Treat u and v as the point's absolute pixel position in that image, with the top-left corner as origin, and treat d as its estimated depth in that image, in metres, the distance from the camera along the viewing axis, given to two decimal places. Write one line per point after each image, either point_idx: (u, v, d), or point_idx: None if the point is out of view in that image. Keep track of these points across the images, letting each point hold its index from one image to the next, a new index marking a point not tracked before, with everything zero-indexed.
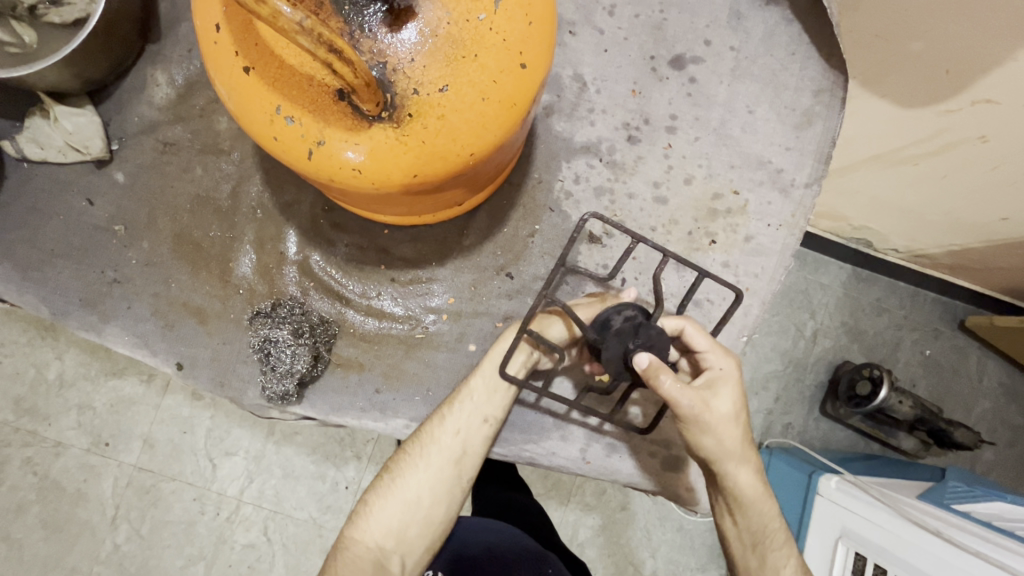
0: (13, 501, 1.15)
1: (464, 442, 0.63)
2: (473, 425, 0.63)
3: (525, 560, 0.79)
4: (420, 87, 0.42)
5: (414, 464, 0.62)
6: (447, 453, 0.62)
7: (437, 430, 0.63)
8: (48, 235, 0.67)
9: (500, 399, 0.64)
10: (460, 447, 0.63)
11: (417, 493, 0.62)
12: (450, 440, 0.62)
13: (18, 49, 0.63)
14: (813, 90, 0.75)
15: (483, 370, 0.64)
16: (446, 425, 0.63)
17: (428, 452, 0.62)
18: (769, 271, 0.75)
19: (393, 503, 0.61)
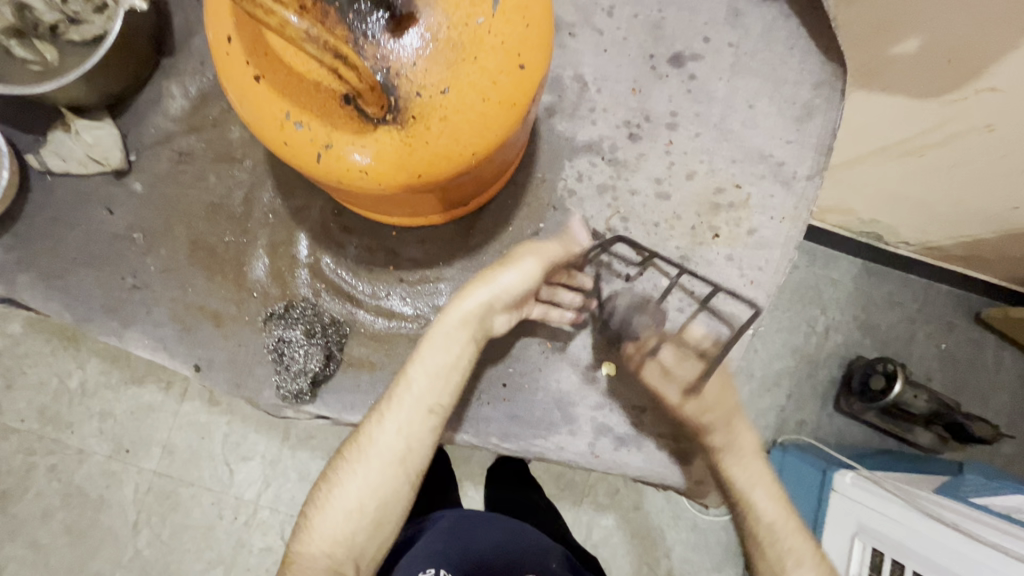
0: (39, 507, 1.19)
1: (405, 440, 0.64)
2: (413, 419, 0.64)
3: (532, 555, 0.80)
4: (423, 90, 0.44)
5: (353, 469, 0.64)
6: (388, 455, 0.63)
7: (376, 432, 0.64)
8: (70, 244, 0.70)
9: (438, 388, 0.65)
10: (400, 446, 0.63)
11: (359, 501, 0.63)
12: (388, 440, 0.63)
13: (41, 67, 0.66)
14: (812, 83, 0.76)
15: (422, 360, 0.65)
16: (384, 425, 0.64)
17: (368, 456, 0.64)
18: (773, 264, 0.76)
19: (336, 513, 0.63)
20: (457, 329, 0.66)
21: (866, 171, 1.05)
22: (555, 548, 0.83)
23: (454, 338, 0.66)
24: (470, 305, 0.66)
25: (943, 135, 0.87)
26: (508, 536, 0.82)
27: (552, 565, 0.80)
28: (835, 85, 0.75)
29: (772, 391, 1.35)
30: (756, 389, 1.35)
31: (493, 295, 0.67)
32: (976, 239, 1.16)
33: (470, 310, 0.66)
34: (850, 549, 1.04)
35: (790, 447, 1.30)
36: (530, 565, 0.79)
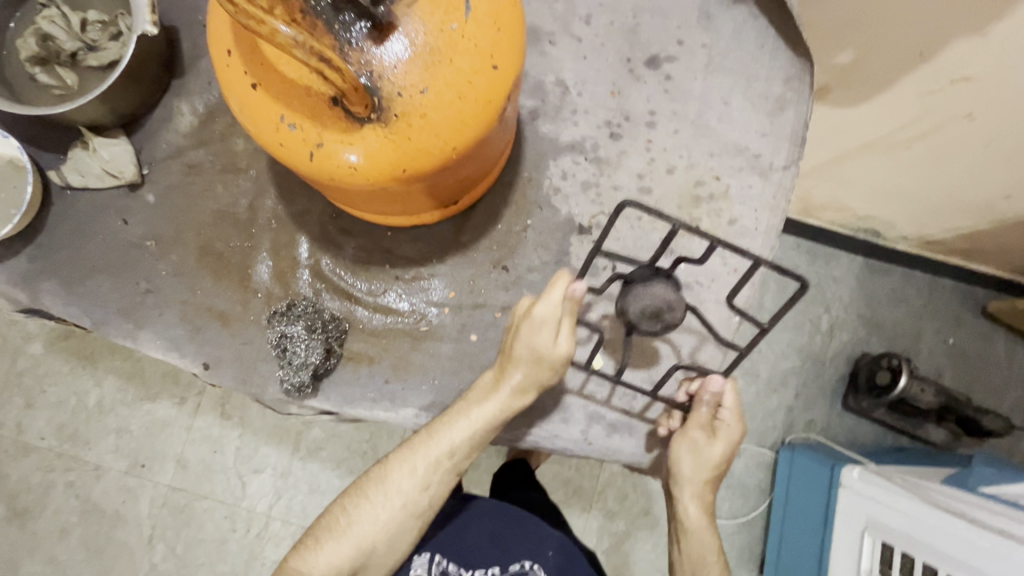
0: (58, 523, 1.23)
1: (429, 497, 0.71)
2: (440, 481, 0.71)
3: (526, 543, 0.85)
4: (403, 91, 0.48)
5: (370, 506, 0.71)
6: (408, 505, 0.71)
7: (402, 482, 0.71)
8: (88, 252, 0.75)
9: (466, 454, 0.71)
10: (423, 500, 0.71)
11: (371, 539, 0.70)
12: (414, 494, 0.70)
13: (62, 91, 0.72)
14: (782, 78, 0.80)
15: (461, 427, 0.69)
16: (409, 477, 0.70)
17: (391, 501, 0.71)
18: (755, 251, 0.79)
19: (347, 545, 0.70)
20: (488, 417, 0.69)
21: (855, 167, 1.07)
22: (552, 535, 0.86)
23: (489, 421, 0.69)
24: (499, 398, 0.69)
25: (922, 126, 0.90)
26: (503, 525, 0.86)
27: (546, 553, 0.85)
28: (804, 78, 0.79)
29: (778, 391, 1.36)
30: (760, 389, 1.35)
31: (518, 390, 0.69)
32: (971, 231, 1.17)
33: (504, 406, 0.69)
34: (861, 544, 1.06)
35: (799, 446, 1.30)
36: (525, 552, 0.84)
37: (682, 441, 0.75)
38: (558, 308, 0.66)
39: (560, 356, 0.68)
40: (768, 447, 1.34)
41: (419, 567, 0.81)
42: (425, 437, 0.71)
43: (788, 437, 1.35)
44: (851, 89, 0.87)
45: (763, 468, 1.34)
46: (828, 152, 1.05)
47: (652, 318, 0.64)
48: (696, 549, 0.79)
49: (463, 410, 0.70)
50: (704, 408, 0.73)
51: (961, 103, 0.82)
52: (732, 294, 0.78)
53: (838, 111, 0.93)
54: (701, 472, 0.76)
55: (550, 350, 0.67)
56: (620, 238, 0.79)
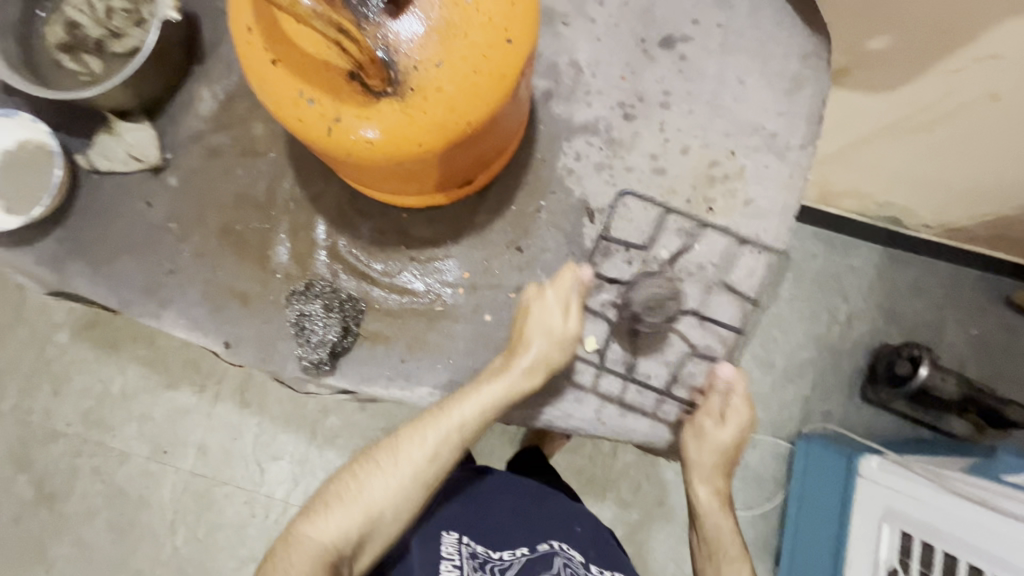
0: (85, 506, 1.27)
1: (436, 469, 0.71)
2: (448, 455, 0.71)
3: (554, 520, 0.86)
4: (419, 64, 0.49)
5: (380, 474, 0.71)
6: (417, 475, 0.71)
7: (412, 452, 0.71)
8: (113, 234, 0.77)
9: (475, 430, 0.71)
10: (433, 472, 0.71)
11: (378, 507, 0.70)
12: (422, 464, 0.70)
13: (88, 77, 0.74)
14: (799, 56, 0.79)
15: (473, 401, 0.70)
16: (420, 449, 0.71)
17: (401, 472, 0.71)
18: (771, 232, 0.78)
19: (355, 511, 0.69)
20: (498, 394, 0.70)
21: (875, 151, 1.06)
22: (579, 511, 0.89)
23: (500, 399, 0.70)
24: (511, 376, 0.70)
25: (944, 107, 0.88)
26: (528, 503, 0.87)
27: (575, 529, 0.87)
28: (821, 56, 0.79)
29: (795, 381, 1.34)
30: (777, 380, 1.34)
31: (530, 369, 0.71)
32: (996, 218, 1.15)
33: (515, 380, 0.70)
34: (880, 533, 1.06)
35: (815, 438, 1.28)
36: (552, 531, 0.85)
37: (688, 427, 0.76)
38: (561, 299, 0.73)
39: (571, 335, 0.73)
40: (785, 437, 1.33)
41: (449, 546, 0.80)
42: (437, 412, 0.71)
43: (803, 429, 1.33)
44: (869, 70, 0.86)
45: (780, 459, 1.33)
46: (847, 136, 1.03)
47: (654, 308, 0.73)
48: (711, 532, 0.81)
49: (474, 387, 0.71)
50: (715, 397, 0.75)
51: (985, 81, 0.81)
52: (748, 276, 0.78)
53: (856, 92, 0.92)
54: (710, 457, 0.76)
55: (562, 333, 0.72)
56: (636, 232, 0.79)
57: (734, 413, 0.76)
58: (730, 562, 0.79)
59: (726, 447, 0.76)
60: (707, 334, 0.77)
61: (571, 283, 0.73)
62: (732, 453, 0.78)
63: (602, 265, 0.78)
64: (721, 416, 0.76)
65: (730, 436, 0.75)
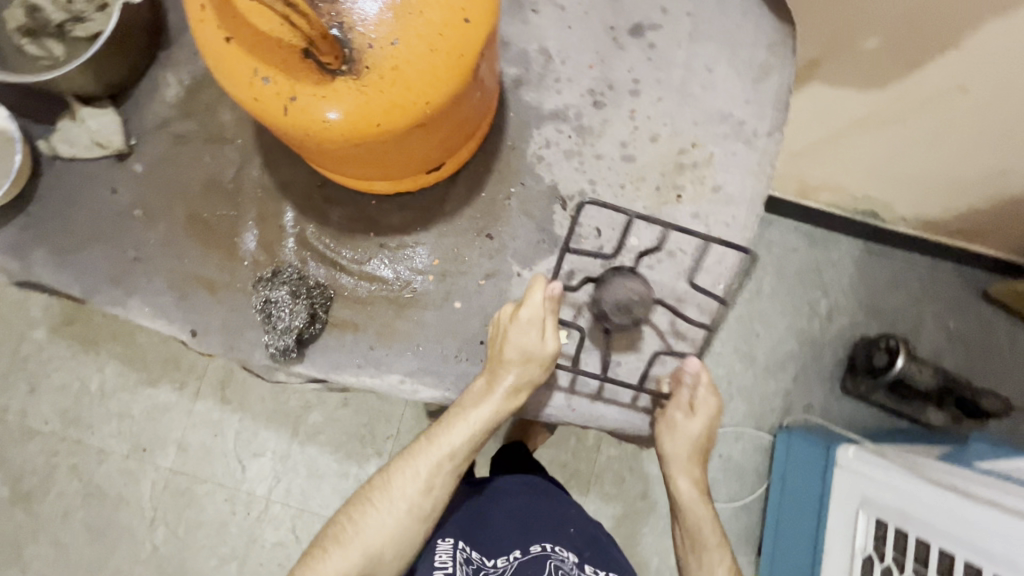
0: (61, 506, 1.25)
1: (432, 500, 0.73)
2: (442, 484, 0.73)
3: (548, 524, 0.86)
4: (374, 42, 0.49)
5: (376, 513, 0.72)
6: (413, 509, 0.72)
7: (405, 486, 0.72)
8: (78, 223, 0.76)
9: (466, 455, 0.73)
10: (427, 504, 0.72)
11: (377, 548, 0.70)
12: (418, 497, 0.72)
13: (50, 62, 0.73)
14: (766, 44, 0.79)
15: (461, 429, 0.71)
16: (413, 482, 0.72)
17: (397, 507, 0.72)
18: (740, 220, 0.78)
19: (353, 554, 0.70)
20: (485, 423, 0.71)
21: (847, 145, 1.07)
22: (572, 512, 0.89)
23: (486, 422, 0.71)
24: (494, 405, 0.71)
25: (912, 98, 0.89)
26: (523, 505, 0.88)
27: (569, 531, 0.86)
28: (788, 44, 0.79)
29: (773, 374, 1.35)
30: (757, 372, 1.35)
31: (516, 398, 0.71)
32: (966, 210, 1.16)
33: (501, 408, 0.71)
34: (857, 522, 1.08)
35: (795, 429, 1.30)
36: (546, 534, 0.85)
37: (663, 418, 0.77)
38: (535, 315, 0.70)
39: (548, 356, 0.71)
40: (764, 429, 1.34)
41: (443, 553, 0.79)
42: (427, 442, 0.74)
43: (783, 421, 1.34)
44: (836, 62, 0.87)
45: (760, 451, 1.34)
46: (818, 130, 1.05)
47: (624, 309, 0.72)
48: (692, 521, 0.80)
49: (459, 414, 0.72)
50: (683, 390, 0.76)
51: (947, 72, 0.82)
52: (717, 263, 0.78)
53: (827, 85, 0.93)
54: (685, 448, 0.77)
55: (536, 350, 0.70)
56: (608, 222, 0.79)
57: (703, 406, 0.77)
58: (710, 550, 0.79)
59: (698, 439, 0.78)
60: (675, 322, 0.78)
61: (542, 301, 0.71)
62: (704, 442, 0.79)
63: (576, 261, 0.78)
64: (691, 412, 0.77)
65: (701, 423, 0.76)
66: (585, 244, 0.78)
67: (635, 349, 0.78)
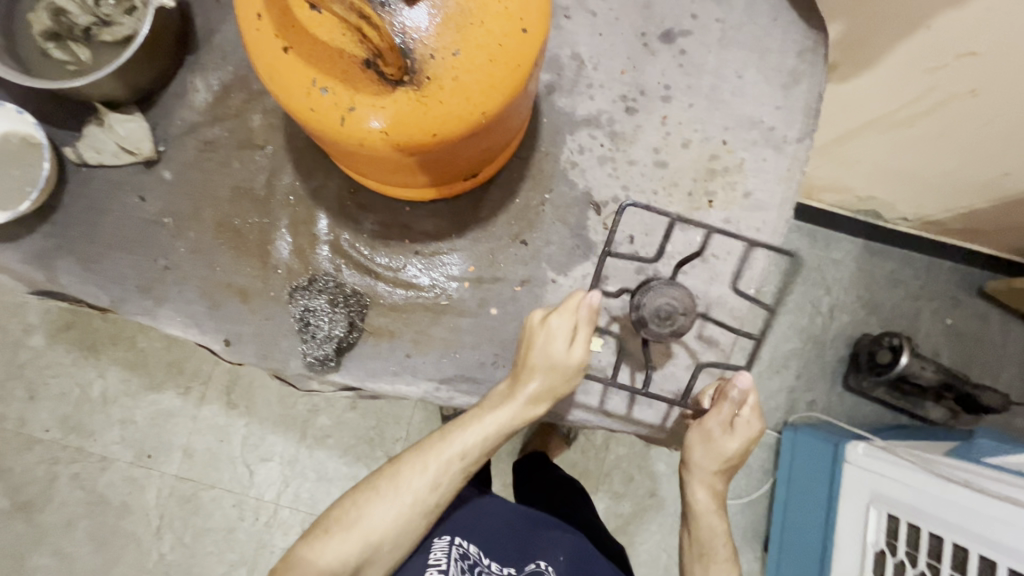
0: (64, 515, 1.22)
1: (438, 497, 0.71)
2: (451, 482, 0.72)
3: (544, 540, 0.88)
4: (435, 53, 0.49)
5: (381, 503, 0.71)
6: (419, 503, 0.71)
7: (413, 481, 0.71)
8: (104, 230, 0.74)
9: (478, 458, 0.71)
10: (432, 501, 0.71)
11: (377, 535, 0.70)
12: (425, 493, 0.70)
13: (76, 67, 0.72)
14: (796, 51, 0.80)
15: (475, 430, 0.70)
16: (422, 478, 0.71)
17: (402, 499, 0.71)
18: (770, 225, 0.79)
19: (353, 539, 0.70)
20: (502, 424, 0.70)
21: (862, 147, 1.09)
22: (568, 536, 0.90)
23: (502, 426, 0.70)
24: (511, 408, 0.69)
25: (931, 103, 0.91)
26: (520, 520, 0.90)
27: (560, 556, 0.85)
28: (818, 51, 0.80)
29: (781, 373, 1.37)
30: (764, 371, 1.37)
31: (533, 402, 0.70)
32: (973, 211, 1.19)
33: (517, 413, 0.70)
34: (867, 516, 1.09)
35: (801, 426, 1.32)
36: (540, 551, 0.86)
37: (700, 426, 0.75)
38: (568, 324, 0.68)
39: (575, 364, 0.69)
40: (772, 427, 1.36)
41: (439, 550, 0.81)
42: (440, 438, 0.72)
43: (788, 418, 1.37)
44: (860, 67, 0.88)
45: (767, 448, 1.37)
46: (832, 132, 1.07)
47: (664, 319, 0.67)
48: (705, 533, 0.79)
49: (477, 415, 0.70)
50: (726, 405, 0.73)
51: (968, 80, 0.84)
52: (748, 267, 0.79)
53: (847, 87, 0.94)
54: (715, 463, 0.75)
55: (563, 362, 0.69)
56: (639, 226, 0.79)
57: (743, 426, 0.74)
58: (720, 562, 0.79)
59: (729, 460, 0.75)
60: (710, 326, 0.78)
61: (580, 308, 0.68)
62: (736, 462, 0.76)
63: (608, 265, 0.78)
64: (727, 431, 0.74)
65: (740, 442, 0.74)
66: (618, 251, 0.78)
67: (671, 356, 0.78)
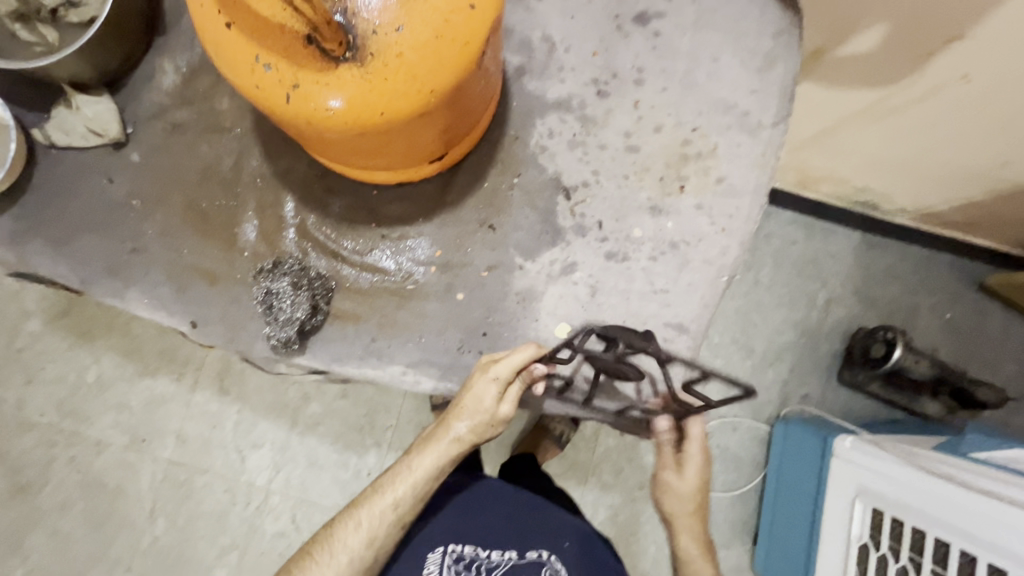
0: (60, 497, 1.24)
1: (375, 549, 0.75)
2: (386, 534, 0.75)
3: (542, 528, 0.89)
4: (378, 28, 0.48)
5: (321, 566, 0.74)
6: (355, 558, 0.74)
7: (348, 540, 0.74)
8: (74, 212, 0.75)
9: (410, 507, 0.75)
10: (369, 555, 0.75)
11: None
12: (360, 550, 0.74)
13: (44, 48, 0.72)
14: (771, 33, 0.79)
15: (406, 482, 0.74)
16: (357, 534, 0.74)
17: (339, 559, 0.74)
18: (744, 211, 0.77)
19: None
20: (430, 471, 0.74)
21: (851, 137, 1.06)
22: (569, 524, 0.90)
23: (430, 470, 0.74)
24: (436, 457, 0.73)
25: (919, 89, 0.89)
26: (518, 510, 0.89)
27: (563, 544, 0.88)
28: (794, 34, 0.78)
29: (773, 366, 1.35)
30: (755, 363, 1.35)
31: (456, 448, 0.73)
32: (969, 201, 1.16)
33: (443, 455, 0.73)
34: (852, 511, 1.08)
35: (793, 419, 1.30)
36: (540, 542, 0.87)
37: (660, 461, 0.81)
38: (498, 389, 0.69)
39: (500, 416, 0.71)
40: (761, 420, 1.35)
41: (432, 562, 0.84)
42: (372, 491, 0.76)
43: (781, 411, 1.35)
44: (844, 51, 0.86)
45: (757, 442, 1.35)
46: (822, 121, 1.04)
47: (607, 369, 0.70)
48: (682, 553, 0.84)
49: (407, 463, 0.75)
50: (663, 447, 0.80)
51: (956, 66, 0.82)
52: (720, 254, 0.77)
53: (832, 74, 0.92)
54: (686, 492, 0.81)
55: (489, 413, 0.70)
56: (607, 213, 0.78)
57: (693, 461, 0.79)
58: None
59: (693, 492, 0.81)
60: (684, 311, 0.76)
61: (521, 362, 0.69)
62: (701, 492, 0.82)
63: (578, 250, 0.77)
64: (678, 467, 0.81)
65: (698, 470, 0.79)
66: (588, 235, 0.78)
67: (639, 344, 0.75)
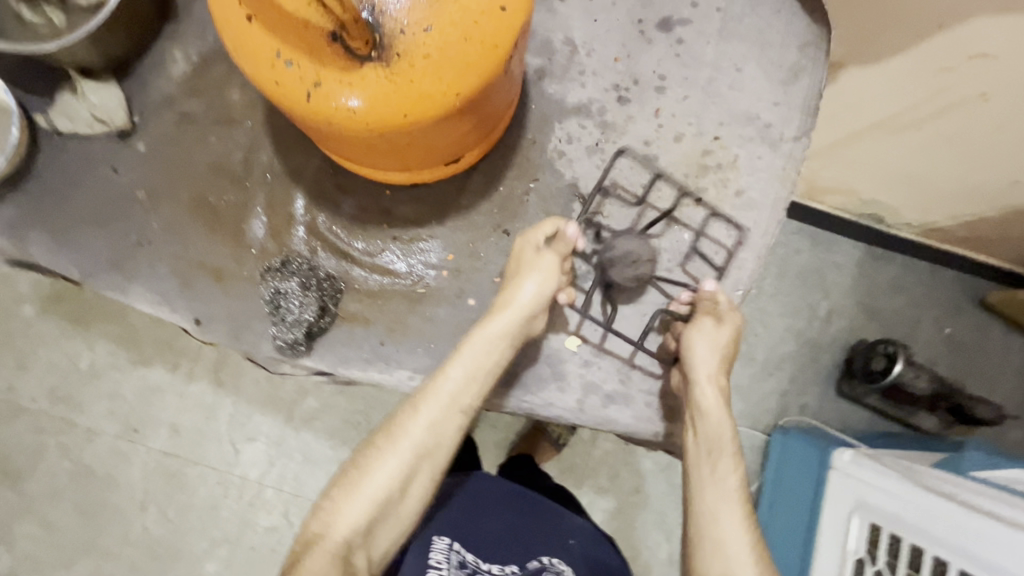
0: (50, 485, 1.22)
1: (439, 438, 0.66)
2: (450, 423, 0.66)
3: (548, 535, 0.85)
4: (406, 28, 0.47)
5: (382, 456, 0.65)
6: (416, 445, 0.65)
7: (408, 425, 0.65)
8: (76, 202, 0.72)
9: (469, 392, 0.67)
10: (432, 442, 0.65)
11: (382, 490, 0.63)
12: (422, 434, 0.65)
13: (49, 32, 0.70)
14: (798, 45, 0.77)
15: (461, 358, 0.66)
16: (417, 420, 0.66)
17: (401, 447, 0.64)
18: (762, 225, 0.76)
19: (362, 500, 0.63)
20: (485, 346, 0.67)
21: (866, 149, 1.05)
22: (572, 526, 0.88)
23: (480, 350, 0.67)
24: (493, 328, 0.67)
25: (935, 106, 0.88)
26: (521, 518, 0.86)
27: (569, 543, 0.85)
28: (820, 46, 0.77)
29: (774, 376, 1.35)
30: (757, 373, 1.35)
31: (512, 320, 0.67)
32: (979, 219, 1.15)
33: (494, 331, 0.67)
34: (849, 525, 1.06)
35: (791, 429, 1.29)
36: (544, 546, 0.84)
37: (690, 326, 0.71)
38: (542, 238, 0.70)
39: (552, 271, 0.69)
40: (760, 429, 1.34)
41: (439, 553, 0.78)
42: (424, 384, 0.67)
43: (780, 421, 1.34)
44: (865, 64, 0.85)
45: (755, 451, 1.34)
46: (836, 131, 1.03)
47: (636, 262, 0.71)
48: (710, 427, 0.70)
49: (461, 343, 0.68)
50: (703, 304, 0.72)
51: (977, 84, 0.81)
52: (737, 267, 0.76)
53: (850, 87, 0.91)
54: (712, 356, 0.70)
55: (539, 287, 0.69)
56: (628, 221, 0.77)
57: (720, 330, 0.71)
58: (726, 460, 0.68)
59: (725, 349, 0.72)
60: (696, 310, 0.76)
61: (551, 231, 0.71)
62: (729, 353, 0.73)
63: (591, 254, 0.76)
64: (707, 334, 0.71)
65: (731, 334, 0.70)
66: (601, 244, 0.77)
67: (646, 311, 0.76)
